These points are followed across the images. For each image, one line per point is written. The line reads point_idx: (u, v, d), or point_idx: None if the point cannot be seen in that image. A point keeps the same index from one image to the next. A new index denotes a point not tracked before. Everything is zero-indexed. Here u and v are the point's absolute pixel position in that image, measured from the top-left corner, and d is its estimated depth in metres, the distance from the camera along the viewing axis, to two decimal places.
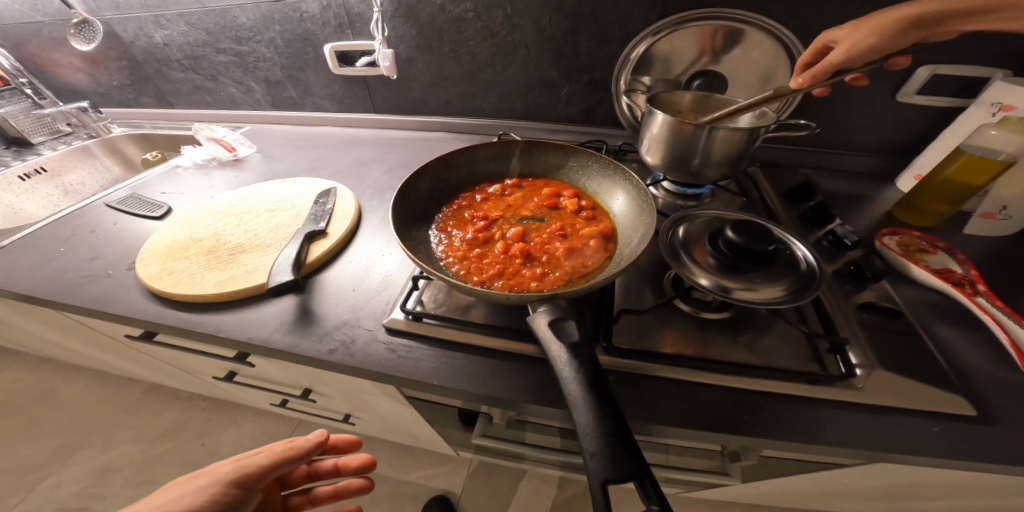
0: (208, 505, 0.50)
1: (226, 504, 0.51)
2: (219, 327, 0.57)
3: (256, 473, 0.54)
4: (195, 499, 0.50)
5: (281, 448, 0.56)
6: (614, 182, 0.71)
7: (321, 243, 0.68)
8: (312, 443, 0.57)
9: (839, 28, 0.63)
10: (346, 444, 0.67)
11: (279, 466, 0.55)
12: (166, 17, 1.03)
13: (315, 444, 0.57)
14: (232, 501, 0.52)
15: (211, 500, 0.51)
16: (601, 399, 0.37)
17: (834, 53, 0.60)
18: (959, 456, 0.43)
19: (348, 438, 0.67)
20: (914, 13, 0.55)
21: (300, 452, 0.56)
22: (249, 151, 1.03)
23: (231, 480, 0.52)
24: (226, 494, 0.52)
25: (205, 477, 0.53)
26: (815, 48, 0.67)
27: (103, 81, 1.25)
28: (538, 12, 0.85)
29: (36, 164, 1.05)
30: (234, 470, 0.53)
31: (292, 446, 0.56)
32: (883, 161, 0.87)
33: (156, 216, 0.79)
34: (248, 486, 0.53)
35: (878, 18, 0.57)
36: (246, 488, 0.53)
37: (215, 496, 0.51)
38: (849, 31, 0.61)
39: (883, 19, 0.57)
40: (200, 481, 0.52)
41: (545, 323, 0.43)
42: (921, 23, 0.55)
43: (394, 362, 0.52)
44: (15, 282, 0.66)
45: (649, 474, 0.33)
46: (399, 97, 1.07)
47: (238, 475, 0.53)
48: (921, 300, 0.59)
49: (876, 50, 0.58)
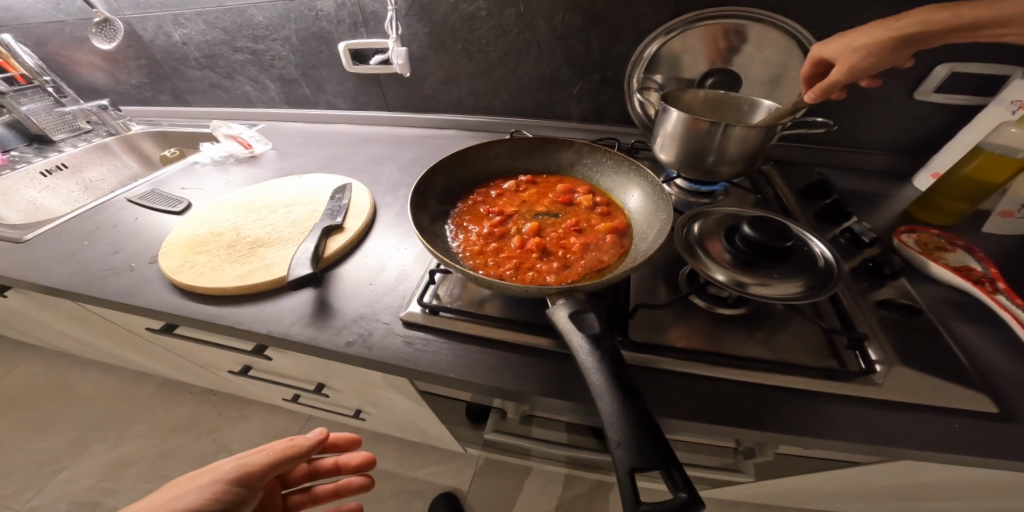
0: (210, 503, 0.51)
1: (227, 502, 0.52)
2: (240, 319, 0.57)
3: (256, 472, 0.54)
4: (198, 496, 0.51)
5: (282, 446, 0.57)
6: (628, 178, 0.71)
7: (338, 237, 0.69)
8: (312, 441, 0.57)
9: (827, 44, 0.61)
10: (346, 443, 0.69)
11: (281, 464, 0.56)
12: (185, 16, 1.05)
13: (314, 443, 0.58)
14: (235, 499, 0.52)
15: (214, 497, 0.51)
16: (625, 389, 0.37)
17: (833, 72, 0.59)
18: (981, 454, 0.43)
19: (347, 436, 0.69)
20: (903, 29, 0.54)
21: (301, 450, 0.57)
22: (265, 148, 1.04)
23: (234, 479, 0.53)
24: (228, 493, 0.52)
25: (206, 474, 0.54)
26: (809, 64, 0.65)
27: (123, 80, 1.28)
28: (550, 11, 0.85)
29: (57, 161, 1.07)
30: (235, 468, 0.54)
31: (292, 444, 0.57)
32: (898, 160, 0.87)
33: (176, 211, 0.81)
34: (249, 484, 0.54)
35: (869, 36, 0.56)
36: (247, 486, 0.54)
37: (217, 494, 0.52)
38: (841, 48, 0.60)
39: (874, 37, 0.56)
40: (201, 479, 0.53)
41: (565, 315, 0.43)
42: (914, 39, 0.54)
43: (411, 355, 0.52)
44: (41, 274, 0.67)
45: (676, 463, 0.33)
46: (411, 96, 1.07)
47: (239, 473, 0.53)
48: (940, 298, 0.59)
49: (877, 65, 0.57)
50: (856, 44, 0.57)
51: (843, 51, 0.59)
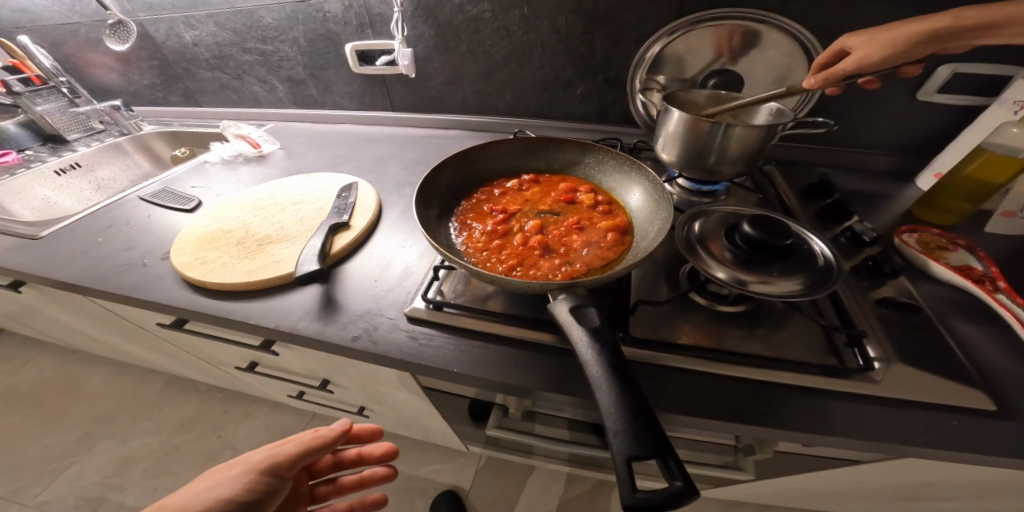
0: (241, 493, 0.51)
1: (260, 492, 0.52)
2: (249, 314, 0.59)
3: (285, 462, 0.55)
4: (230, 487, 0.51)
5: (307, 437, 0.57)
6: (629, 177, 0.72)
7: (345, 234, 0.70)
8: (338, 431, 0.58)
9: (856, 35, 0.63)
10: (368, 433, 0.68)
11: (310, 453, 0.57)
12: (196, 17, 1.07)
13: (338, 433, 0.58)
14: (266, 489, 0.53)
15: (245, 488, 0.51)
16: (623, 381, 0.38)
17: (848, 60, 0.59)
18: (978, 451, 0.43)
19: (369, 427, 0.68)
20: (930, 26, 0.54)
21: (327, 441, 0.57)
22: (273, 148, 1.06)
23: (265, 469, 0.53)
24: (259, 483, 0.52)
25: (237, 465, 0.54)
26: (830, 52, 0.66)
27: (135, 80, 1.30)
28: (554, 13, 0.86)
29: (70, 160, 1.10)
30: (265, 458, 0.54)
31: (319, 434, 0.58)
32: (900, 160, 0.87)
33: (187, 209, 0.83)
34: (279, 474, 0.54)
35: (896, 29, 0.57)
36: (278, 476, 0.54)
37: (250, 485, 0.52)
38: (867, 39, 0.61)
39: (901, 31, 0.57)
40: (234, 469, 0.53)
41: (566, 310, 0.44)
42: (937, 37, 0.55)
43: (415, 350, 0.53)
44: (56, 270, 0.69)
45: (672, 452, 0.34)
46: (417, 97, 1.09)
47: (270, 463, 0.54)
48: (940, 296, 0.59)
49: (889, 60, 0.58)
50: (885, 36, 0.58)
51: (868, 42, 0.60)
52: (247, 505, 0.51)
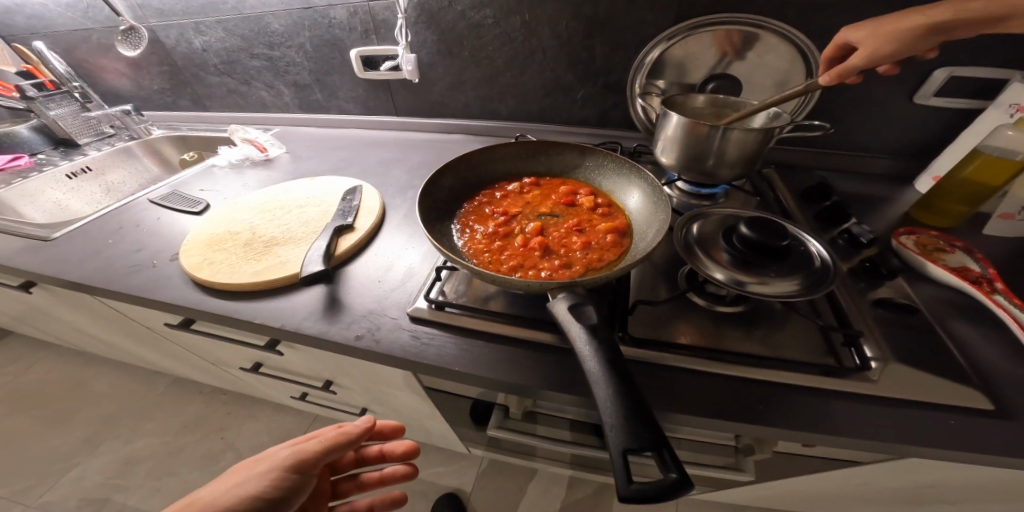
0: (269, 489, 0.51)
1: (286, 489, 0.52)
2: (255, 314, 0.60)
3: (311, 459, 0.55)
4: (258, 484, 0.51)
5: (332, 434, 0.58)
6: (629, 180, 0.73)
7: (349, 236, 0.71)
8: (361, 428, 0.58)
9: (856, 28, 0.62)
10: (391, 431, 0.68)
11: (332, 452, 0.56)
12: (205, 24, 1.09)
13: (362, 430, 0.59)
14: (292, 485, 0.53)
15: (272, 485, 0.52)
16: (620, 376, 0.39)
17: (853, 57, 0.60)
18: (974, 449, 0.44)
19: (392, 424, 0.67)
20: (930, 20, 0.54)
21: (350, 438, 0.57)
22: (279, 151, 1.08)
23: (291, 466, 0.54)
24: (286, 480, 0.53)
25: (264, 464, 0.54)
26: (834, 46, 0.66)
27: (145, 86, 1.33)
28: (554, 19, 0.88)
29: (82, 164, 1.12)
30: (292, 455, 0.55)
31: (341, 432, 0.58)
32: (898, 164, 0.87)
33: (195, 212, 0.84)
34: (304, 471, 0.54)
35: (895, 23, 0.57)
36: (303, 473, 0.54)
37: (277, 482, 0.52)
38: (864, 35, 0.61)
39: (899, 26, 0.56)
40: (261, 466, 0.54)
41: (564, 308, 0.45)
42: (939, 29, 0.54)
43: (417, 349, 0.54)
44: (67, 271, 0.71)
45: (666, 445, 0.35)
46: (420, 101, 1.11)
47: (296, 461, 0.54)
48: (937, 298, 0.60)
49: (897, 54, 0.58)
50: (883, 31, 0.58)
51: (869, 36, 0.60)
52: (273, 502, 0.51)
